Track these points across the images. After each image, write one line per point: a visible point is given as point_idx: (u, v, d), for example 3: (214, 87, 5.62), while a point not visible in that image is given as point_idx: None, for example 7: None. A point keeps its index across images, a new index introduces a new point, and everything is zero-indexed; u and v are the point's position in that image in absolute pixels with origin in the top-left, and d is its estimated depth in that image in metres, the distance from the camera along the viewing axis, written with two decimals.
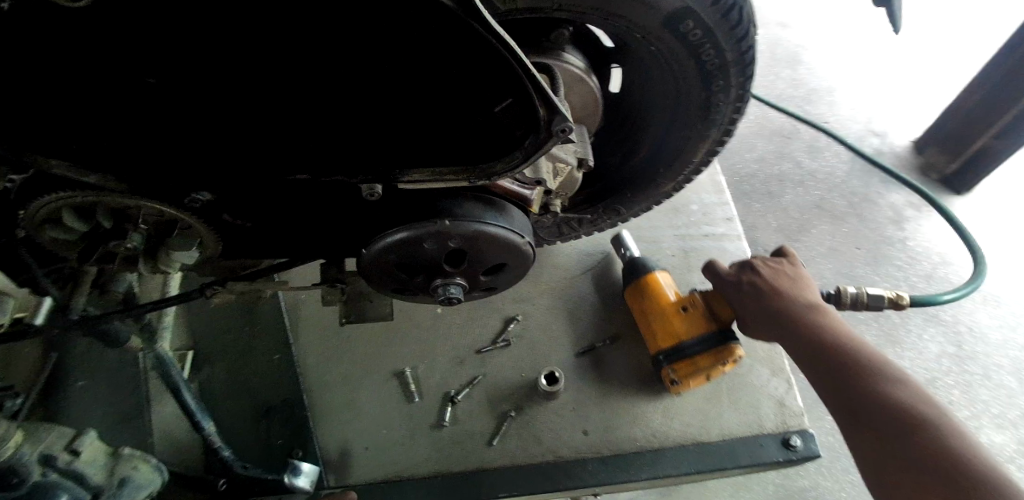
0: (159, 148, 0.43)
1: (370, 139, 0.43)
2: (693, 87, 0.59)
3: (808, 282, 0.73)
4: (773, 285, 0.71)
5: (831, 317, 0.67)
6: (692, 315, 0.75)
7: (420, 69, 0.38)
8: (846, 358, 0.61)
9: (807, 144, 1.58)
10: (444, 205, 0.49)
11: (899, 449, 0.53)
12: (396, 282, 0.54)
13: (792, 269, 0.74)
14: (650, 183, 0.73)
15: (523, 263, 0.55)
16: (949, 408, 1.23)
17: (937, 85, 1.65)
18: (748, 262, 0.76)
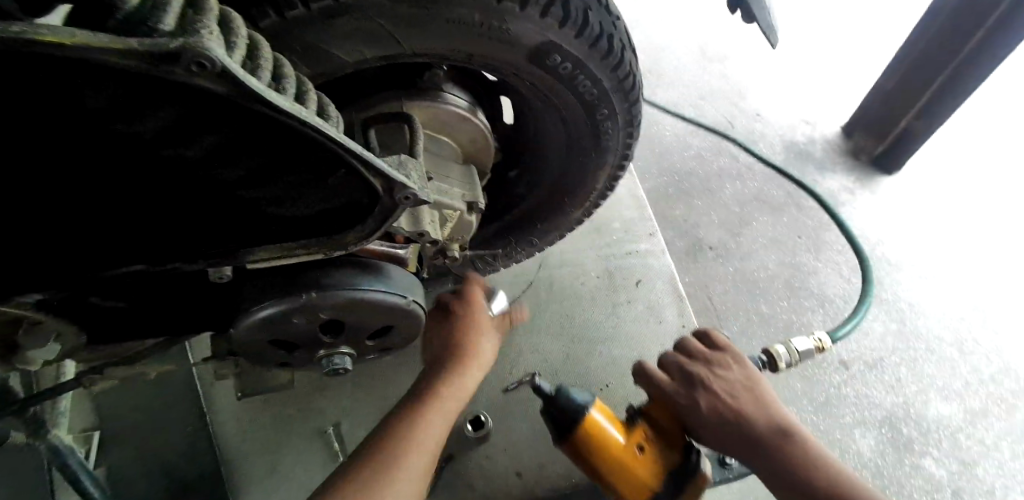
0: None
1: (204, 222, 0.39)
2: (578, 118, 0.57)
3: (756, 382, 0.67)
4: (731, 405, 0.64)
5: (796, 436, 0.62)
6: (650, 454, 0.64)
7: (235, 153, 0.34)
8: (828, 490, 0.58)
9: (741, 138, 1.59)
10: (311, 276, 0.45)
11: None
12: (276, 357, 0.51)
13: (739, 372, 0.67)
14: (558, 212, 0.71)
15: (413, 324, 0.52)
16: (897, 386, 1.19)
17: (860, 70, 1.70)
18: (694, 374, 0.67)
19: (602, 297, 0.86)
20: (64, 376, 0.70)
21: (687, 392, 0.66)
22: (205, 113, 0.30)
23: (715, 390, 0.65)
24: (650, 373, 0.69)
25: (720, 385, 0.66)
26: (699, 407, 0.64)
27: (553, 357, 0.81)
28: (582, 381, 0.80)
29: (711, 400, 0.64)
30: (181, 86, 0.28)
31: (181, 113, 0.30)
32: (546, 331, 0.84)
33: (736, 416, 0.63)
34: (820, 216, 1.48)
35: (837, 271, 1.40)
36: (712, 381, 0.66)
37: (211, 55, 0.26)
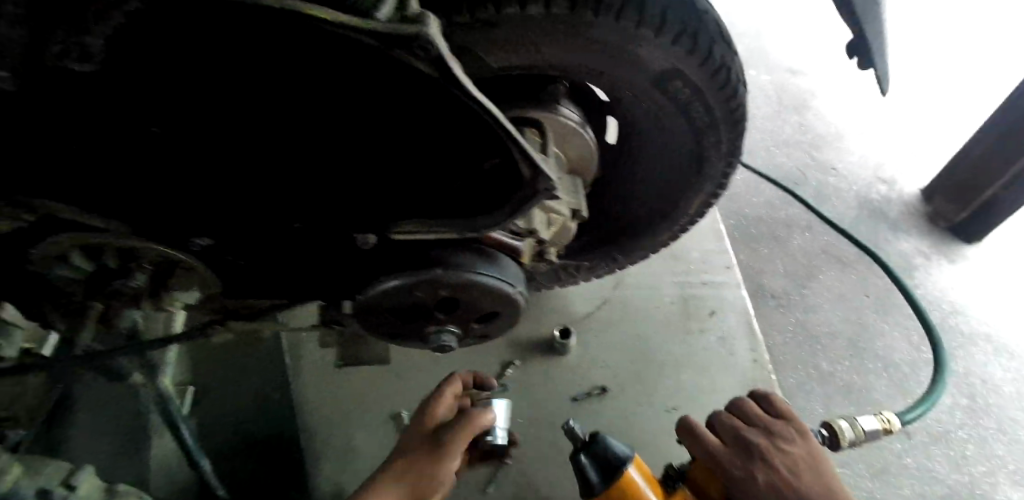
0: (164, 197, 0.45)
1: (364, 190, 0.45)
2: (686, 142, 0.61)
3: (818, 459, 0.64)
4: (795, 483, 0.62)
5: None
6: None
7: (416, 127, 0.40)
8: None
9: (813, 190, 1.58)
10: (440, 254, 0.50)
11: None
12: (390, 327, 0.55)
13: (801, 447, 0.65)
14: (648, 233, 0.74)
15: (514, 314, 0.56)
16: (960, 462, 1.18)
17: (945, 133, 1.67)
18: (755, 444, 0.65)
19: (676, 322, 0.88)
20: (173, 327, 0.77)
21: (740, 461, 0.64)
22: (407, 89, 0.36)
23: (773, 462, 0.63)
24: (702, 436, 0.67)
25: (782, 460, 0.64)
26: (754, 478, 0.62)
27: (622, 372, 0.84)
28: (649, 398, 0.82)
29: (771, 475, 0.62)
30: (397, 63, 0.33)
31: (388, 88, 0.36)
32: (616, 348, 0.86)
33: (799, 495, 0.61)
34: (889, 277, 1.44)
35: (905, 334, 1.36)
36: (774, 454, 0.64)
37: (433, 41, 0.31)
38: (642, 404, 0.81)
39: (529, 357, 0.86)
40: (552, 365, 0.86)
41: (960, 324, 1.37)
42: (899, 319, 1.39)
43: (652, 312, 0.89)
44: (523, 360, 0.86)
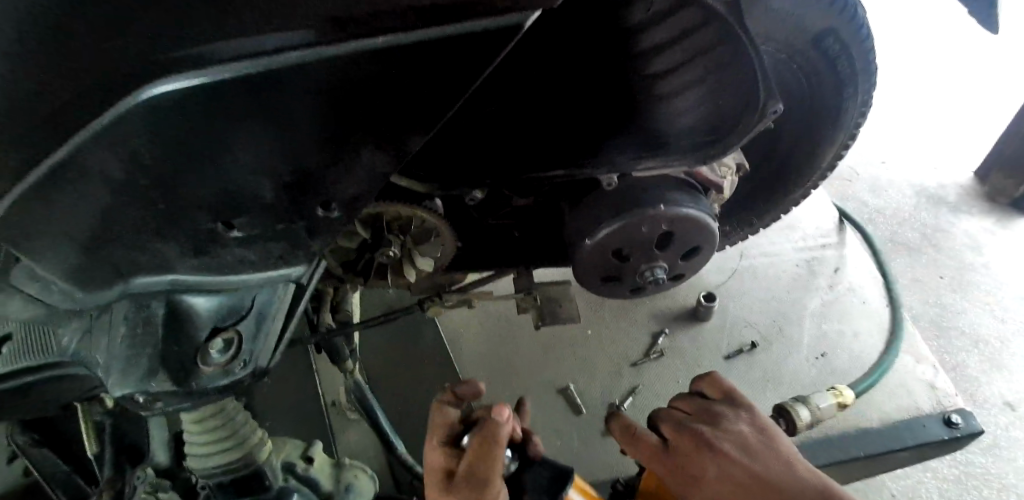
0: (465, 157, 0.56)
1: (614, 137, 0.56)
2: (828, 100, 0.69)
3: (771, 434, 0.56)
4: (746, 466, 0.52)
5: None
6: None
7: (676, 73, 0.52)
8: None
9: (867, 184, 1.63)
10: (660, 193, 0.60)
11: None
12: (609, 268, 0.64)
13: (747, 424, 0.56)
14: (784, 191, 0.83)
15: (714, 246, 0.65)
16: None
17: (983, 119, 1.76)
18: (698, 433, 0.55)
19: (804, 282, 0.97)
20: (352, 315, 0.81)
21: (691, 455, 0.54)
22: (692, 32, 0.49)
23: (724, 447, 0.53)
24: (643, 445, 0.57)
25: (727, 450, 0.53)
26: (708, 469, 0.53)
27: (765, 330, 0.91)
28: (797, 348, 0.89)
29: (714, 464, 0.53)
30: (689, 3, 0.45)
31: (673, 34, 0.49)
32: (755, 309, 0.94)
33: (755, 478, 0.51)
34: (961, 257, 1.49)
35: (989, 308, 1.40)
36: (715, 436, 0.54)
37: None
38: (790, 357, 0.88)
39: (678, 324, 0.93)
40: (696, 333, 0.92)
41: None
42: (980, 296, 1.42)
43: (779, 274, 0.98)
44: (670, 328, 0.93)
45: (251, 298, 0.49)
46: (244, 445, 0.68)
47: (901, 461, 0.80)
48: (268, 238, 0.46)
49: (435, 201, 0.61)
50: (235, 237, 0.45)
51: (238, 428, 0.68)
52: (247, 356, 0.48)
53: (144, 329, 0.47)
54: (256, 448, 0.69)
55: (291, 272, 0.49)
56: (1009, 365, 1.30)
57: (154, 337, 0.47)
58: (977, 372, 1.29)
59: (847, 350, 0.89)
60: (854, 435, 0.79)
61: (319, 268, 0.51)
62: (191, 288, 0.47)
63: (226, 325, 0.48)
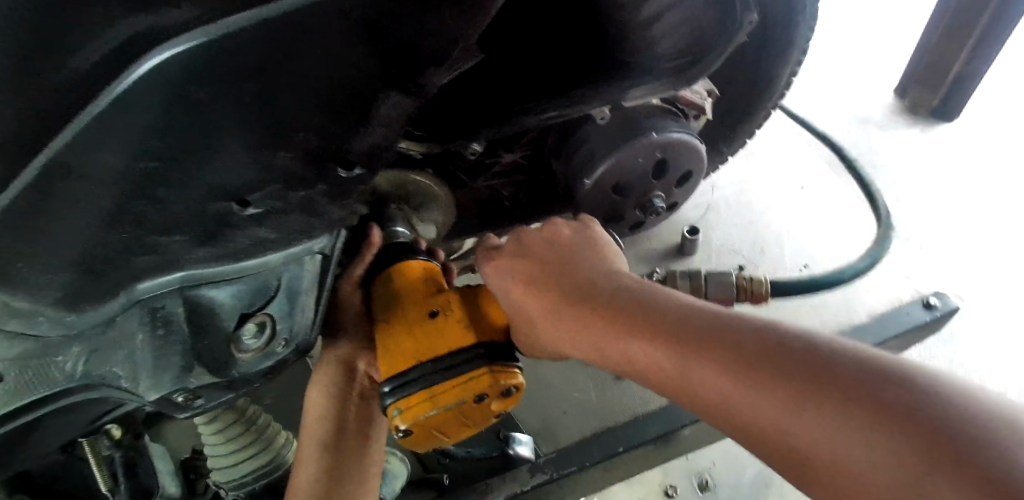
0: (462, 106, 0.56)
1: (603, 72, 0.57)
2: (779, 17, 0.71)
3: (598, 242, 0.54)
4: (548, 263, 0.52)
5: (677, 341, 0.40)
6: (493, 395, 0.51)
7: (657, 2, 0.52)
8: (722, 339, 0.38)
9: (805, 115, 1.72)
10: (650, 123, 0.62)
11: (810, 388, 0.32)
12: (611, 206, 0.66)
13: (571, 230, 0.55)
14: (747, 117, 0.86)
15: (703, 170, 0.67)
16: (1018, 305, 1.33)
17: (894, 42, 1.89)
18: (522, 237, 0.55)
19: (774, 202, 1.02)
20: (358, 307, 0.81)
21: (502, 254, 0.55)
22: None
23: (531, 244, 0.54)
24: (482, 258, 0.56)
25: (557, 264, 0.52)
26: (513, 266, 0.53)
27: (749, 253, 0.96)
28: (781, 264, 0.94)
29: (542, 282, 0.51)
30: None
31: None
32: (734, 237, 0.98)
33: (589, 295, 0.48)
34: (896, 169, 1.60)
35: (929, 211, 1.51)
36: (531, 238, 0.55)
37: None
38: (774, 275, 0.93)
39: (668, 262, 0.95)
40: (686, 266, 0.95)
41: (972, 190, 1.54)
42: (920, 202, 1.53)
43: (751, 200, 1.02)
44: (661, 267, 0.95)
45: (277, 277, 0.48)
46: (268, 450, 0.66)
47: (890, 350, 0.86)
48: (284, 211, 0.45)
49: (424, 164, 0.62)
50: (252, 216, 0.44)
51: (259, 430, 0.66)
52: (284, 334, 0.50)
53: (165, 330, 0.45)
54: (280, 453, 0.67)
55: (313, 244, 0.49)
56: (955, 259, 1.41)
57: (177, 336, 0.45)
58: (929, 272, 1.39)
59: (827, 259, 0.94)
60: (846, 334, 0.85)
61: (340, 240, 0.51)
62: (206, 280, 0.45)
63: (254, 310, 0.48)
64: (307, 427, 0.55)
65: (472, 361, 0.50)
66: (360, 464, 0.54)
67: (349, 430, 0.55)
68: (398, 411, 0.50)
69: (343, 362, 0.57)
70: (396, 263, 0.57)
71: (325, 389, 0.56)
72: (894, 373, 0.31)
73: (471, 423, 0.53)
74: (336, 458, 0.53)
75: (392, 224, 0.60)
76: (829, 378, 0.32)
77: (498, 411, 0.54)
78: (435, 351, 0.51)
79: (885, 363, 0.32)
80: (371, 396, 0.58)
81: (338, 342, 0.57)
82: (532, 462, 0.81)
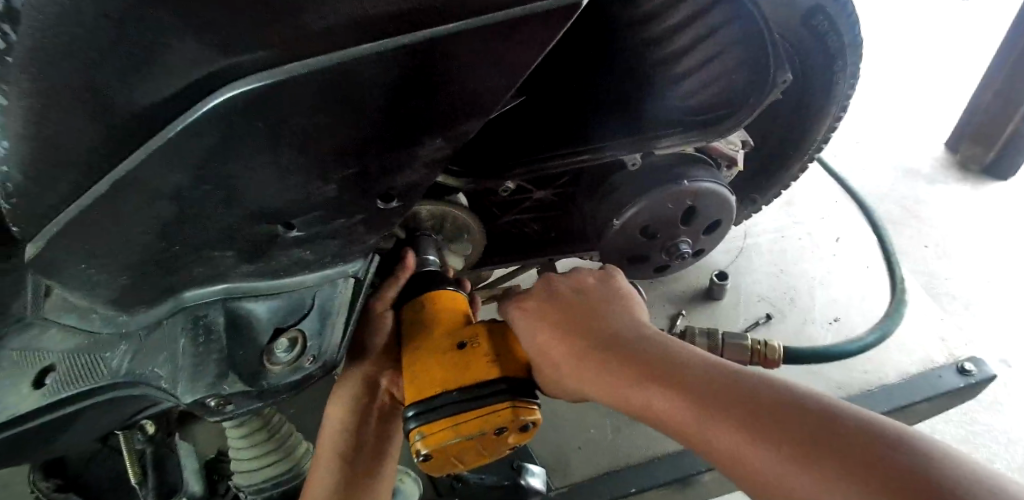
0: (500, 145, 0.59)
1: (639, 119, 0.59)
2: (819, 74, 0.72)
3: (620, 292, 0.56)
4: (573, 306, 0.54)
5: (694, 392, 0.41)
6: (513, 430, 0.51)
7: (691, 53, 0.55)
8: (739, 400, 0.39)
9: (848, 165, 1.69)
10: (682, 171, 0.63)
11: (827, 458, 0.33)
12: (638, 248, 0.67)
13: (594, 278, 0.57)
14: (783, 166, 0.86)
15: (732, 220, 0.68)
16: None
17: (948, 95, 1.86)
18: (548, 280, 0.57)
19: (807, 252, 1.01)
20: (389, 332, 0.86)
21: (527, 295, 0.56)
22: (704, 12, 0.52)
23: (557, 287, 0.56)
24: (509, 300, 0.57)
25: (584, 310, 0.53)
26: (540, 307, 0.54)
27: (778, 302, 0.95)
28: (810, 316, 0.92)
29: (566, 323, 0.52)
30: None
31: (686, 16, 0.53)
32: (764, 284, 0.97)
33: (610, 340, 0.49)
34: (942, 225, 1.55)
35: (976, 272, 1.45)
36: (557, 282, 0.57)
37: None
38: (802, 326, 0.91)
39: (694, 305, 0.95)
40: (712, 311, 0.94)
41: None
42: (966, 261, 1.47)
43: (783, 248, 1.02)
44: (687, 310, 0.94)
45: (312, 297, 0.51)
46: (290, 457, 0.69)
47: (922, 414, 0.83)
48: (325, 235, 0.48)
49: (459, 195, 0.64)
50: (295, 237, 0.47)
51: (282, 438, 0.69)
52: (315, 351, 0.48)
53: (205, 336, 0.48)
54: (300, 463, 0.69)
55: (347, 267, 0.52)
56: (1004, 325, 1.35)
57: (216, 345, 0.47)
58: (974, 336, 1.34)
59: (858, 313, 0.92)
60: (874, 393, 0.83)
61: (373, 265, 0.54)
62: (247, 293, 0.49)
63: (287, 326, 0.49)
64: (325, 441, 0.56)
65: (496, 394, 0.51)
66: (370, 479, 0.56)
67: (365, 445, 0.57)
68: (419, 435, 0.50)
69: (367, 380, 0.58)
70: (425, 290, 0.60)
71: (346, 403, 0.57)
72: (909, 450, 0.32)
73: (487, 453, 0.54)
74: (351, 473, 0.55)
75: (424, 252, 0.63)
76: (845, 446, 0.33)
77: (512, 447, 0.54)
78: (461, 379, 0.52)
79: (899, 436, 0.33)
80: (389, 417, 0.59)
81: (363, 361, 0.59)
82: (543, 494, 0.81)
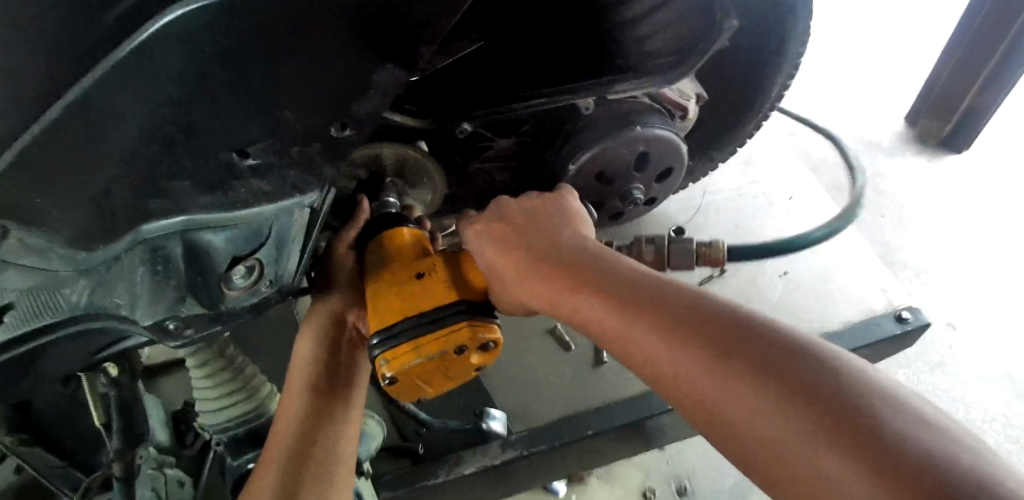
0: (456, 87, 0.60)
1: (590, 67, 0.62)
2: (771, 31, 0.75)
3: (569, 214, 0.57)
4: (524, 230, 0.56)
5: (630, 306, 0.44)
6: (474, 349, 0.54)
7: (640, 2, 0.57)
8: (669, 314, 0.42)
9: None
10: (635, 117, 0.65)
11: (742, 366, 0.36)
12: (592, 193, 0.69)
13: (545, 203, 0.59)
14: (738, 124, 0.89)
15: (683, 168, 0.71)
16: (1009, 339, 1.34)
17: (909, 70, 1.91)
18: (502, 208, 0.58)
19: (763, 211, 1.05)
20: None
21: (482, 221, 0.58)
22: None
23: (511, 215, 0.57)
24: (465, 224, 0.59)
25: (532, 229, 0.55)
26: (493, 233, 0.56)
27: None
28: (760, 271, 0.98)
29: (516, 247, 0.54)
30: None
31: None
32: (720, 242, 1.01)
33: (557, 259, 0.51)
34: (898, 196, 1.61)
35: (927, 241, 1.52)
36: (509, 209, 0.58)
37: None
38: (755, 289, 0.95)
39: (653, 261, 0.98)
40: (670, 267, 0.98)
41: (971, 221, 1.56)
42: (918, 230, 1.54)
43: (740, 208, 1.05)
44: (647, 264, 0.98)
45: (269, 226, 0.52)
46: (253, 396, 0.70)
47: (863, 361, 0.88)
48: (281, 165, 0.49)
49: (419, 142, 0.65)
50: (250, 167, 0.48)
51: (245, 379, 0.70)
52: (270, 278, 0.53)
53: (165, 267, 0.49)
54: (264, 403, 0.71)
55: (305, 199, 0.52)
56: (950, 290, 1.42)
57: (174, 275, 0.49)
58: (922, 300, 1.41)
59: (803, 267, 0.99)
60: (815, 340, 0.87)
61: (329, 195, 0.56)
62: (206, 226, 0.49)
63: (245, 254, 0.52)
64: (294, 373, 0.57)
65: (454, 315, 0.54)
66: (344, 404, 0.57)
67: (339, 374, 0.58)
68: (383, 360, 0.53)
69: (335, 314, 0.60)
70: (387, 229, 0.61)
71: (315, 336, 0.59)
72: (812, 359, 0.35)
73: (452, 375, 0.56)
74: (324, 401, 0.56)
75: (385, 196, 0.64)
76: (754, 347, 0.36)
77: (477, 369, 0.57)
78: (422, 305, 0.55)
79: (808, 347, 0.36)
80: (357, 347, 0.61)
81: (329, 297, 0.61)
82: (504, 438, 0.85)
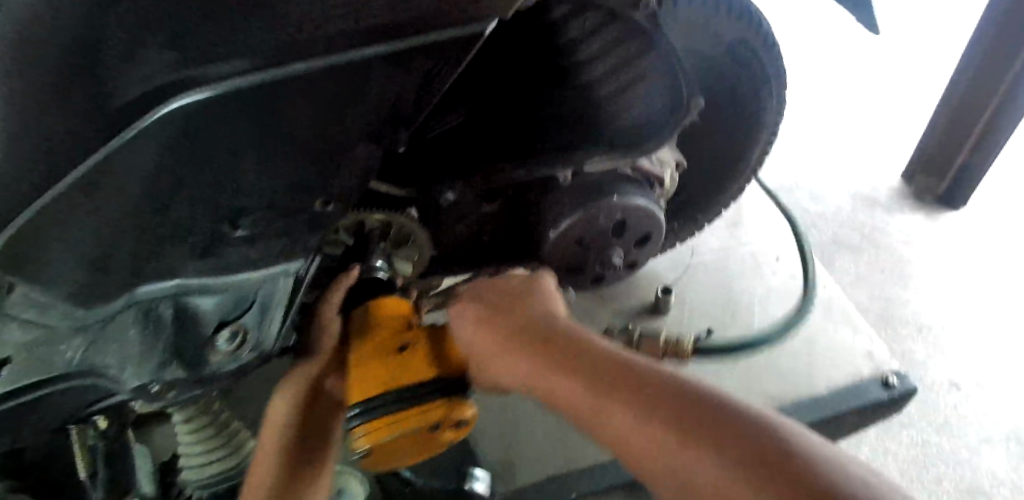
0: (439, 156, 0.64)
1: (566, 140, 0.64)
2: (747, 100, 0.79)
3: (546, 294, 0.60)
4: (503, 309, 0.58)
5: (607, 385, 0.46)
6: (447, 426, 0.60)
7: (609, 80, 0.61)
8: (646, 394, 0.44)
9: (807, 191, 1.76)
10: (614, 186, 0.68)
11: (718, 443, 0.37)
12: (573, 258, 0.72)
13: (523, 281, 0.61)
14: (721, 189, 0.90)
15: (662, 235, 0.74)
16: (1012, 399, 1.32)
17: (904, 125, 1.94)
18: (483, 286, 0.61)
19: (751, 269, 1.07)
20: None
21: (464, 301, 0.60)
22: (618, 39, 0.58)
23: (491, 292, 0.60)
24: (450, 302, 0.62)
25: (512, 308, 0.58)
26: (475, 311, 0.58)
27: (721, 317, 1.00)
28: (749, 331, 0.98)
29: (497, 326, 0.56)
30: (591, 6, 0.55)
31: (600, 46, 0.60)
32: (708, 300, 1.02)
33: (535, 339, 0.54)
34: (894, 252, 1.62)
35: (926, 297, 1.52)
36: (489, 287, 0.61)
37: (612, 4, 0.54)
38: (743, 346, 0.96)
39: (641, 319, 0.99)
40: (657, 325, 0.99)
41: (967, 278, 1.56)
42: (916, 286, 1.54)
43: (728, 267, 1.07)
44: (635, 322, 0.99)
45: (254, 294, 0.55)
46: (237, 453, 0.71)
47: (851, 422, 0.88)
48: (270, 236, 0.52)
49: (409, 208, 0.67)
50: (241, 236, 0.51)
51: (230, 434, 0.71)
52: (253, 343, 0.57)
53: (155, 327, 0.52)
54: (245, 458, 0.72)
55: (290, 267, 0.55)
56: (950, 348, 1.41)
57: (162, 334, 0.52)
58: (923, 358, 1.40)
59: (791, 331, 0.98)
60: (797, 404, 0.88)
61: (314, 264, 0.58)
62: (198, 290, 0.52)
63: (230, 319, 0.55)
64: (265, 437, 0.58)
65: (430, 394, 0.57)
66: (315, 474, 0.59)
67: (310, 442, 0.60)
68: (362, 432, 0.56)
69: (313, 380, 0.61)
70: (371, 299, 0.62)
71: (291, 401, 0.59)
72: (785, 438, 0.36)
73: (425, 447, 0.62)
74: (296, 470, 0.57)
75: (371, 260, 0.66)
76: (731, 428, 0.38)
77: (446, 442, 0.63)
78: (404, 380, 0.58)
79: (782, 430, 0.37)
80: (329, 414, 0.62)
81: (309, 361, 0.62)
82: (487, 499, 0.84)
